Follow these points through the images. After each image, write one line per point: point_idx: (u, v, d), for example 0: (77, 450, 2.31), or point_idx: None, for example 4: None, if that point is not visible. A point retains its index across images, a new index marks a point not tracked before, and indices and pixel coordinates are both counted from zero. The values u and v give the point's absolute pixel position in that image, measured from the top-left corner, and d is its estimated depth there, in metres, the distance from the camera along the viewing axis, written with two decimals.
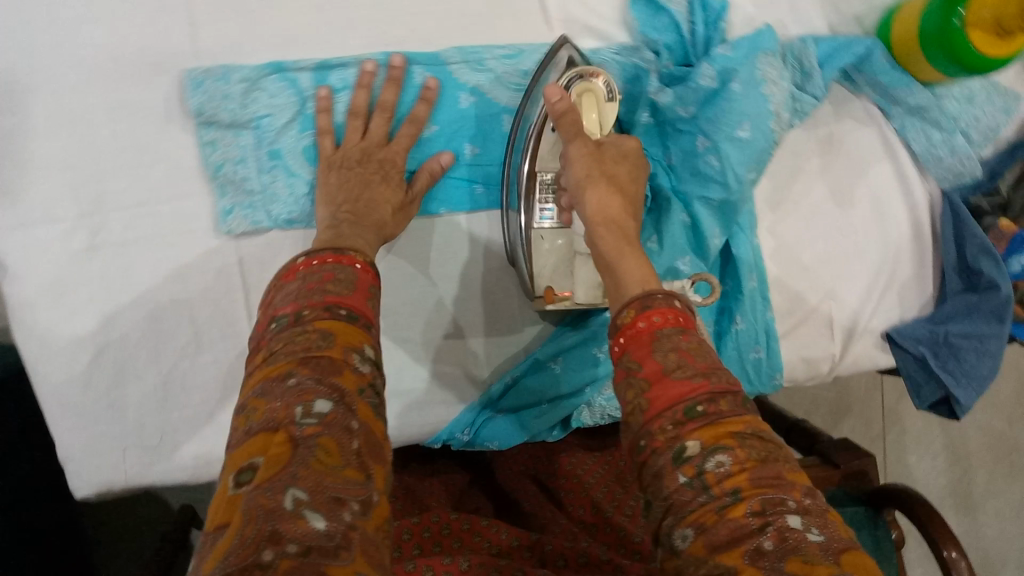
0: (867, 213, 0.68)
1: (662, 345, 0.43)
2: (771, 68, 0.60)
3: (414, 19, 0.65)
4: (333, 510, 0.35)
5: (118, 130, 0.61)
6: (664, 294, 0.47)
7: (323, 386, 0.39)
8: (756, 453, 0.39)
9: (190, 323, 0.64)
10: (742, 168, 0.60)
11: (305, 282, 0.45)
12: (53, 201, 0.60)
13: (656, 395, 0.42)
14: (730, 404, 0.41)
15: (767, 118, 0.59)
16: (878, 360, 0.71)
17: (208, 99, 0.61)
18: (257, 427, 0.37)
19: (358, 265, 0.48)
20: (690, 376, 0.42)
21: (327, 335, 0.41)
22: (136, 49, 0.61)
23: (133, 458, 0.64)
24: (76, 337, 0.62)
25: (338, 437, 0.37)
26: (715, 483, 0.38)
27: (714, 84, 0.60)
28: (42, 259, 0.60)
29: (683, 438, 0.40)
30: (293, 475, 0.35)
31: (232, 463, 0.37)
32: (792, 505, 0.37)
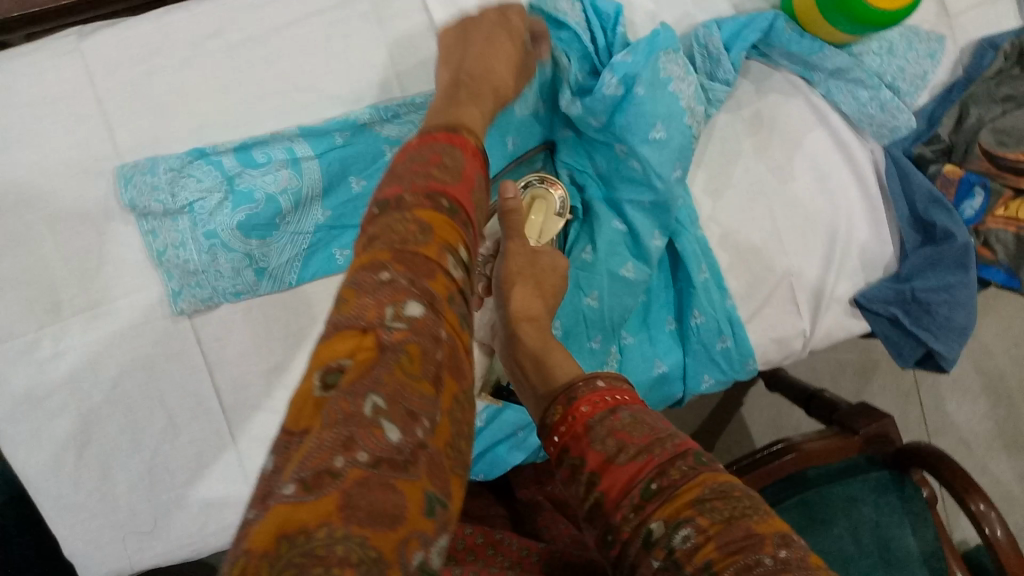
0: (810, 182, 0.67)
1: (598, 432, 0.39)
2: (675, 65, 0.61)
3: (322, 81, 0.67)
4: (408, 424, 0.31)
5: (62, 240, 0.64)
6: (586, 379, 0.42)
7: (416, 287, 0.34)
8: (722, 514, 0.34)
9: (162, 409, 0.66)
10: (664, 166, 0.61)
11: (412, 162, 0.41)
12: (14, 316, 0.63)
13: (607, 485, 0.37)
14: (682, 469, 0.36)
15: (681, 116, 0.61)
16: (852, 328, 0.69)
17: (139, 193, 0.63)
18: (345, 323, 0.33)
19: (469, 147, 0.44)
20: (635, 456, 0.37)
21: (426, 229, 0.37)
22: (63, 160, 0.64)
23: (133, 542, 0.66)
24: (56, 440, 0.64)
25: (425, 344, 0.33)
26: (687, 560, 0.33)
27: (620, 91, 0.60)
28: (14, 371, 0.63)
29: (647, 522, 0.35)
30: (376, 380, 0.31)
31: (316, 360, 0.32)
32: (769, 564, 0.32)
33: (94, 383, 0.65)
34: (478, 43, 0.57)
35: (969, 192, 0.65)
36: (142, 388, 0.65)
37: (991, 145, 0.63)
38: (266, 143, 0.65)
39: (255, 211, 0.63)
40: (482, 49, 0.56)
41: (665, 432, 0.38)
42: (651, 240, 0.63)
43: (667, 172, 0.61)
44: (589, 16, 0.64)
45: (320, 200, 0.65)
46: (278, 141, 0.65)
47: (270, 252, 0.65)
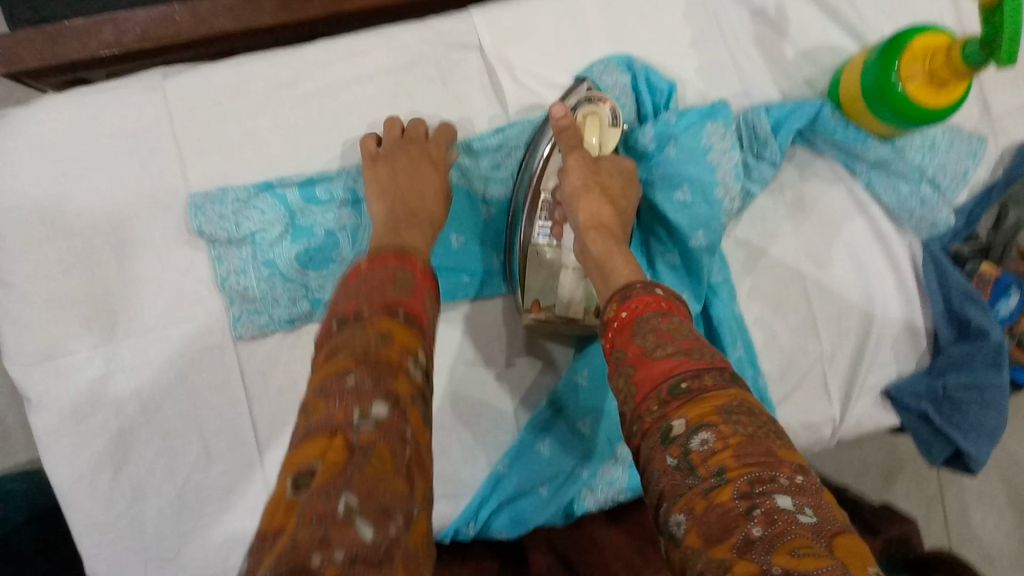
0: (847, 269, 0.69)
1: (644, 329, 0.50)
2: (717, 134, 0.63)
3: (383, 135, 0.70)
4: (383, 522, 0.36)
5: (126, 266, 0.67)
6: (646, 286, 0.53)
7: (381, 390, 0.41)
8: (743, 430, 0.43)
9: (200, 436, 0.67)
10: (686, 227, 0.63)
11: (366, 283, 0.48)
12: (71, 334, 0.66)
13: (642, 376, 0.48)
14: (715, 380, 0.46)
15: (712, 186, 0.63)
16: (883, 421, 0.69)
17: (207, 220, 0.67)
18: (316, 427, 0.39)
19: (418, 269, 0.51)
20: (671, 356, 0.47)
21: (386, 336, 0.44)
22: (136, 190, 0.68)
23: (155, 569, 0.66)
24: (94, 458, 0.66)
25: (392, 445, 0.39)
26: (703, 463, 0.42)
27: (653, 144, 0.64)
28: (63, 387, 0.66)
29: (670, 418, 0.45)
30: (348, 480, 0.37)
31: (289, 464, 0.38)
32: (781, 481, 0.41)
33: (139, 405, 0.67)
34: (407, 178, 0.63)
35: (1005, 292, 0.68)
36: (182, 414, 0.67)
37: None
38: (330, 180, 0.70)
39: (314, 244, 0.69)
40: (409, 182, 0.62)
41: (705, 346, 0.48)
42: None
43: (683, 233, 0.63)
44: (639, 84, 0.67)
45: None
46: (342, 179, 0.70)
47: (326, 280, 0.69)
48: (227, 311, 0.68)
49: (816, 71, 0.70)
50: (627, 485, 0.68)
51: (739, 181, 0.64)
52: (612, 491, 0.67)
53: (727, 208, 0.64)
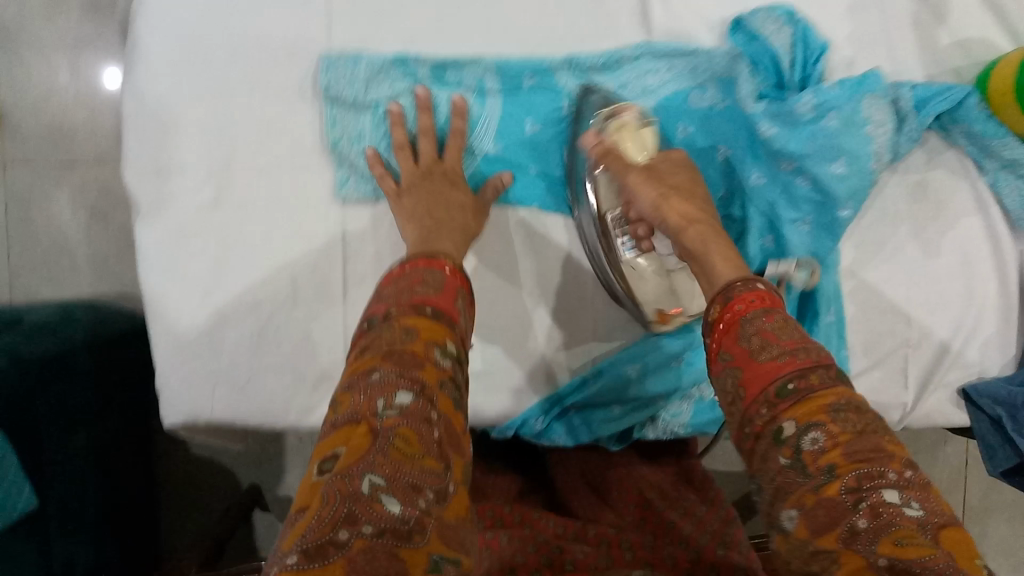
0: (953, 264, 0.68)
1: (746, 329, 0.44)
2: (877, 109, 0.63)
3: (527, 33, 0.69)
4: (410, 497, 0.39)
5: (253, 103, 0.67)
6: (745, 282, 0.46)
7: (405, 380, 0.43)
8: (852, 427, 0.39)
9: (290, 280, 0.69)
10: (835, 198, 0.63)
11: (398, 283, 0.50)
12: (188, 156, 0.67)
13: (749, 377, 0.43)
14: (822, 378, 0.41)
15: (868, 160, 0.63)
16: (952, 417, 0.70)
17: (336, 78, 0.67)
18: (343, 419, 0.42)
19: (448, 267, 0.53)
20: (777, 357, 0.42)
21: (413, 331, 0.46)
22: (279, 35, 0.68)
23: (221, 395, 0.69)
24: (187, 278, 0.67)
25: (417, 428, 0.42)
26: (812, 461, 0.39)
27: (812, 112, 0.64)
28: (172, 207, 0.67)
29: (779, 419, 0.40)
30: (372, 462, 0.40)
31: (318, 452, 0.42)
32: (891, 477, 0.37)
33: (240, 239, 0.68)
34: (437, 205, 0.62)
35: None
36: (279, 257, 0.68)
37: None
38: (462, 67, 0.68)
39: (432, 125, 0.68)
40: (434, 207, 0.61)
41: (814, 341, 0.43)
42: None
43: (832, 201, 0.64)
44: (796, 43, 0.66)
45: (494, 135, 0.68)
46: (473, 69, 0.68)
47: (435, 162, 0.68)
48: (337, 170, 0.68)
49: (967, 61, 0.68)
50: (691, 421, 0.69)
51: (886, 162, 0.64)
52: (674, 424, 0.69)
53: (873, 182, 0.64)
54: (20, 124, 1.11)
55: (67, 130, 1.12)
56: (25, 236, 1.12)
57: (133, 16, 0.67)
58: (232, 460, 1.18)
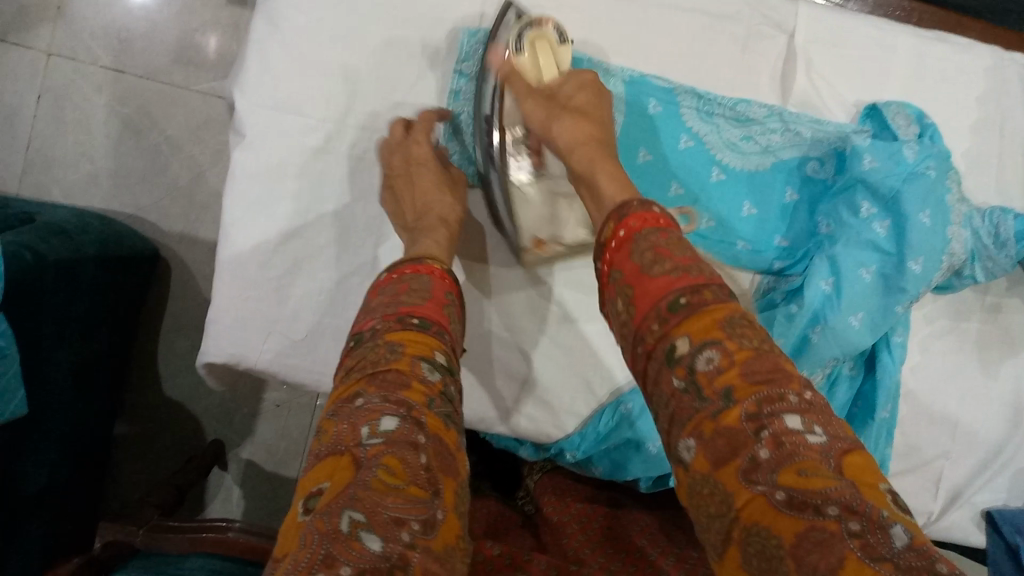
0: (1007, 390, 0.71)
1: (641, 245, 0.47)
2: (955, 183, 0.65)
3: (670, 64, 0.69)
4: (392, 532, 0.36)
5: (385, 62, 0.67)
6: (642, 201, 0.50)
7: (389, 403, 0.42)
8: (748, 343, 0.42)
9: (373, 247, 0.68)
10: (913, 247, 0.63)
11: (385, 297, 0.51)
12: (309, 97, 0.66)
13: (640, 294, 0.46)
14: (713, 293, 0.44)
15: (945, 220, 0.64)
16: (971, 537, 0.72)
17: (475, 52, 0.67)
18: (327, 450, 0.41)
19: (435, 273, 0.54)
20: (669, 271, 0.45)
21: (396, 348, 0.46)
22: (430, 4, 0.67)
23: (273, 344, 0.66)
24: (274, 218, 0.66)
25: (402, 453, 0.40)
26: (707, 383, 0.41)
27: (915, 161, 0.64)
28: (276, 143, 0.65)
29: (673, 338, 0.43)
30: (352, 497, 0.37)
31: (304, 488, 0.40)
32: (791, 399, 0.39)
33: (335, 192, 0.67)
34: (420, 193, 0.62)
35: None
36: (369, 220, 0.68)
37: None
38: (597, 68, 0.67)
39: None
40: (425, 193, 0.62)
41: (700, 262, 0.47)
42: (850, 315, 0.64)
43: (907, 251, 0.63)
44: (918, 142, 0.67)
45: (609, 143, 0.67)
46: (607, 74, 0.67)
47: None
48: (442, 124, 0.68)
49: None
50: None
51: (966, 225, 0.65)
52: None
53: (948, 249, 0.64)
54: (78, 16, 1.05)
55: (126, 37, 1.06)
56: (50, 130, 1.05)
57: None
58: (205, 413, 1.11)
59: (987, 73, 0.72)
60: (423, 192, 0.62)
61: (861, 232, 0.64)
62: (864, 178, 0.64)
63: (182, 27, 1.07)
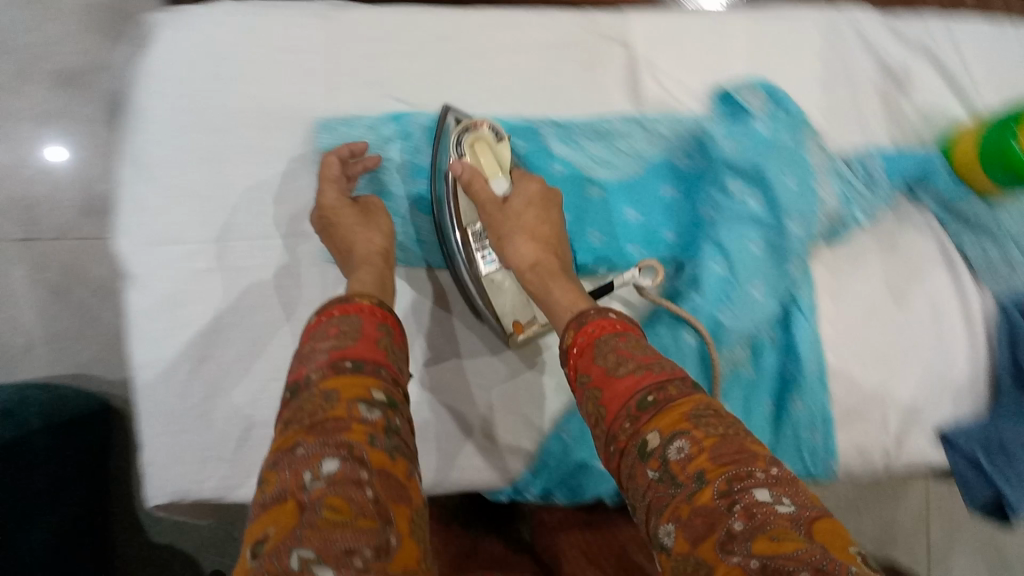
0: (924, 316, 0.72)
1: (603, 348, 0.50)
2: (814, 141, 0.69)
3: (519, 101, 0.72)
4: (343, 562, 0.37)
5: (252, 170, 0.69)
6: (598, 310, 0.54)
7: (329, 446, 0.42)
8: (715, 431, 0.42)
9: (285, 349, 0.69)
10: (786, 212, 0.67)
11: (315, 341, 0.51)
12: (185, 226, 0.68)
13: (608, 397, 0.48)
14: (677, 389, 0.46)
15: (810, 179, 0.68)
16: (933, 461, 0.72)
17: (337, 140, 0.70)
18: (270, 499, 0.40)
19: (365, 310, 0.54)
20: (633, 370, 0.47)
21: (331, 394, 0.46)
22: (280, 104, 0.70)
23: (212, 470, 0.67)
24: (181, 349, 0.68)
25: (346, 493, 0.40)
26: (681, 471, 0.41)
27: (765, 131, 0.68)
28: (165, 277, 0.68)
29: (644, 433, 0.44)
30: (299, 538, 0.37)
31: (250, 535, 0.39)
32: (758, 475, 0.39)
33: (234, 306, 0.69)
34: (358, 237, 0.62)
35: None
36: (272, 323, 0.69)
37: None
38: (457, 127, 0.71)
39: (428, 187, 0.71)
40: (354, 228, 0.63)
41: (663, 358, 0.49)
42: (749, 288, 0.67)
43: (781, 217, 0.67)
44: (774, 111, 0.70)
45: None
46: (467, 129, 0.70)
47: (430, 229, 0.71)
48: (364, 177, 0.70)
49: (926, 126, 0.74)
50: None
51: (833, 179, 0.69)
52: None
53: (820, 207, 0.68)
54: None
55: (28, 202, 1.01)
56: None
57: (135, 87, 0.69)
58: None
59: (821, 26, 0.76)
60: (350, 231, 0.63)
61: (736, 208, 0.67)
62: (727, 161, 0.68)
63: (83, 178, 1.03)
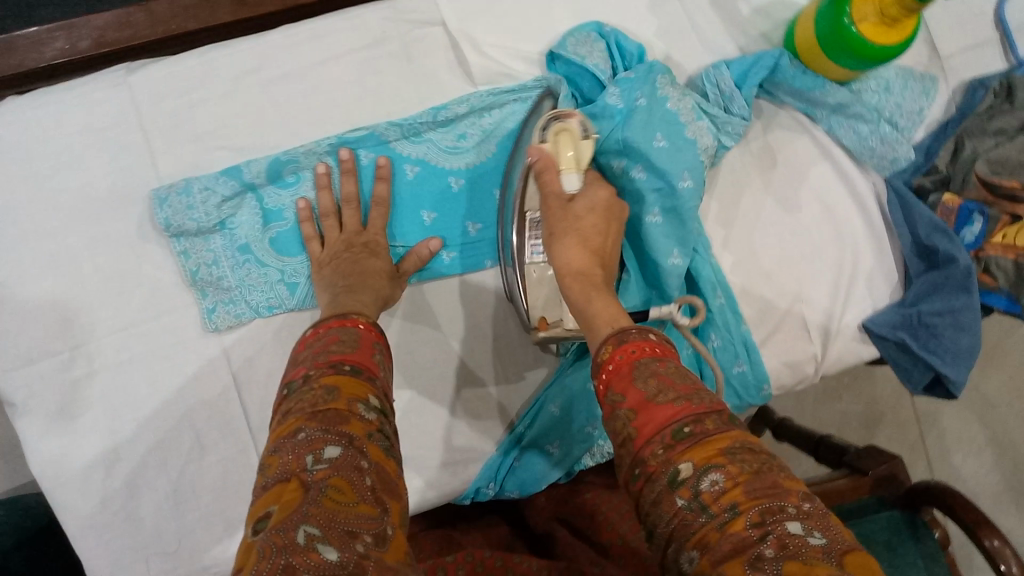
0: (816, 212, 0.71)
1: (643, 372, 0.44)
2: (669, 87, 0.66)
3: (357, 114, 0.71)
4: (348, 543, 0.36)
5: (101, 261, 0.67)
6: (620, 332, 0.48)
7: (331, 433, 0.41)
8: (750, 465, 0.38)
9: (191, 429, 0.67)
10: (673, 173, 0.64)
11: (312, 346, 0.49)
12: (50, 337, 0.66)
13: (643, 422, 0.42)
14: (716, 422, 0.40)
15: (680, 132, 0.65)
16: (861, 354, 0.71)
17: (174, 211, 0.66)
18: (272, 480, 0.39)
19: (361, 326, 0.53)
20: (674, 399, 0.41)
21: (333, 389, 0.44)
22: (109, 186, 0.68)
23: (156, 567, 0.66)
24: (84, 461, 0.65)
25: (349, 477, 0.39)
26: (713, 501, 0.36)
27: (621, 104, 0.66)
28: (45, 394, 0.65)
29: (675, 461, 0.39)
30: (305, 513, 0.36)
31: (251, 514, 0.38)
32: (791, 511, 0.35)
33: (126, 402, 0.66)
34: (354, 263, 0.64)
35: (968, 219, 0.68)
36: (169, 406, 0.67)
37: (986, 173, 0.67)
38: (296, 163, 0.69)
39: (286, 228, 0.69)
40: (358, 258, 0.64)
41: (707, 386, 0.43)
42: (669, 258, 0.65)
43: (671, 180, 0.64)
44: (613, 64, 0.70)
45: None
46: (307, 160, 0.69)
47: (301, 267, 0.69)
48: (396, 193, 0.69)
49: (771, 25, 0.74)
50: None
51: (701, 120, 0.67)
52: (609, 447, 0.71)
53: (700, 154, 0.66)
54: None
55: None
56: None
57: None
58: None
59: None
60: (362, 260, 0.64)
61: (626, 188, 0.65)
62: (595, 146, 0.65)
63: None
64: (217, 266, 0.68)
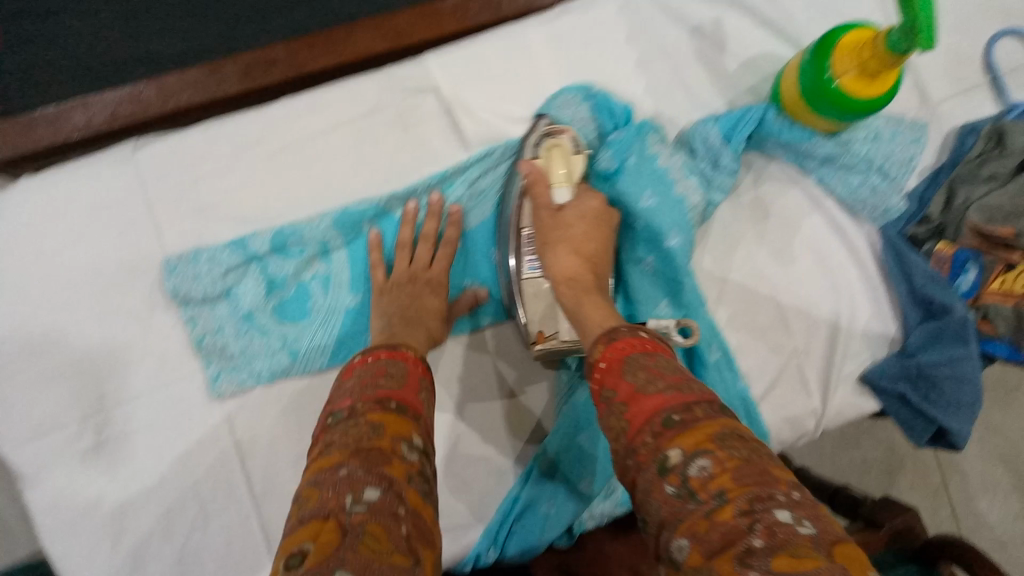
0: (810, 265, 0.71)
1: (633, 365, 0.44)
2: (658, 145, 0.68)
3: (355, 184, 0.73)
4: None
5: (108, 335, 0.69)
6: (618, 330, 0.48)
7: (371, 474, 0.40)
8: (740, 453, 0.37)
9: (196, 497, 0.68)
10: (659, 228, 0.64)
11: (360, 378, 0.49)
12: (59, 410, 0.67)
13: (633, 413, 0.42)
14: (706, 411, 0.40)
15: (666, 189, 0.66)
16: (863, 407, 0.69)
17: (182, 280, 0.69)
18: (310, 514, 0.38)
19: (409, 360, 0.53)
20: (663, 389, 0.42)
21: (378, 426, 0.44)
22: (115, 260, 0.70)
23: None
24: (92, 531, 0.66)
25: (386, 523, 0.38)
26: (702, 487, 0.36)
27: (612, 164, 0.67)
28: (55, 466, 0.67)
29: (665, 448, 0.39)
30: (341, 558, 0.35)
31: (283, 549, 0.37)
32: (780, 498, 0.35)
33: (133, 471, 0.68)
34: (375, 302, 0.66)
35: (962, 268, 0.68)
36: (174, 475, 0.68)
37: (979, 222, 0.66)
38: (301, 237, 0.70)
39: (288, 295, 0.71)
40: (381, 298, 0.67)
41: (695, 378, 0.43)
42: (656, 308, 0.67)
43: (657, 236, 0.64)
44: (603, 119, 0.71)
45: (348, 286, 0.71)
46: (309, 233, 0.70)
47: (303, 334, 0.70)
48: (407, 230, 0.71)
49: (758, 79, 0.76)
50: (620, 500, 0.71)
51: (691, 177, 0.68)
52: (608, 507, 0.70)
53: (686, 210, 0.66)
54: None
55: None
56: None
57: None
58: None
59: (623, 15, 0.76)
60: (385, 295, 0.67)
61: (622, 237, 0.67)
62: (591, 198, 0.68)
63: None
64: (223, 333, 0.70)
